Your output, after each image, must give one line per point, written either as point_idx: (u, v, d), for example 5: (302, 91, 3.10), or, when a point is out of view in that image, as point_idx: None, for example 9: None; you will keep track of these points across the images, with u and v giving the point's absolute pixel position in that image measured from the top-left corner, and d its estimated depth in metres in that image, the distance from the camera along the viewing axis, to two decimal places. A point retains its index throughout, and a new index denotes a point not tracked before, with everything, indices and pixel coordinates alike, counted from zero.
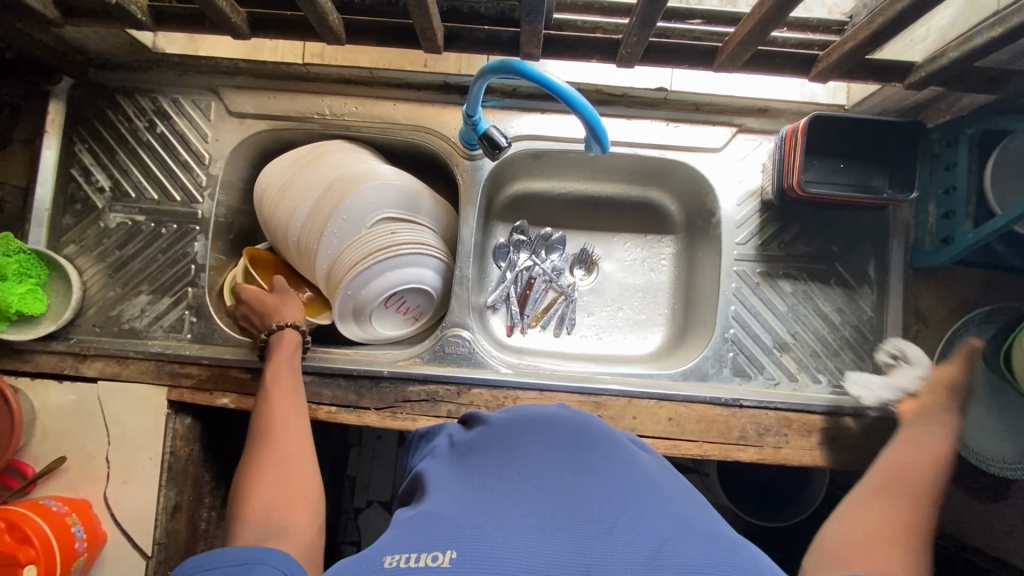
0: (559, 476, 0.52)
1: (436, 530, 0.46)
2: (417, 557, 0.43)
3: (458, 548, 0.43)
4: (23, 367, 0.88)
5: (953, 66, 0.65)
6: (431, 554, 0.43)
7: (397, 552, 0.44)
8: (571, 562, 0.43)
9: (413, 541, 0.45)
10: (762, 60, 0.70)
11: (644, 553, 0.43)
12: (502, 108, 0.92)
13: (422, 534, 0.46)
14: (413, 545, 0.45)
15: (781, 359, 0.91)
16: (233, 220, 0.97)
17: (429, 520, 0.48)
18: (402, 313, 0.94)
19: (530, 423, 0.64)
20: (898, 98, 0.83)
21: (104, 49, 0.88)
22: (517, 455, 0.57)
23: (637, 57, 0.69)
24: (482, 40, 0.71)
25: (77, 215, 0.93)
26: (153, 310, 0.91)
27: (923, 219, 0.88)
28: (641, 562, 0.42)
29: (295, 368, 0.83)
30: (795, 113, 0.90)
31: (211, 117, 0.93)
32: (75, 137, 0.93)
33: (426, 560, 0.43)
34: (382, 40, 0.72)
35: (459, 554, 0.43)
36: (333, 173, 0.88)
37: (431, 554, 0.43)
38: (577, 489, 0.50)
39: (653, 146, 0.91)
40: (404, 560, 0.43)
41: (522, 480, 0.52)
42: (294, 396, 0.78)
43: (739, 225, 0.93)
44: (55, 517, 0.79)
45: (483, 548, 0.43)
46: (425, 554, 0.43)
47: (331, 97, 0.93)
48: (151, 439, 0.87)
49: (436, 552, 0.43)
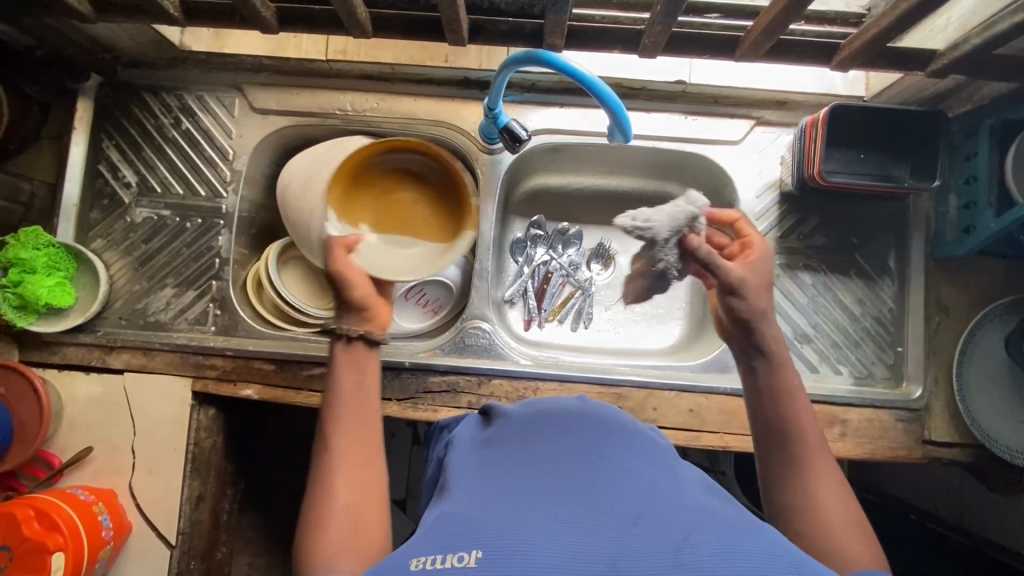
0: (583, 471, 0.52)
1: (461, 530, 0.46)
2: (443, 558, 0.43)
3: (483, 548, 0.43)
4: (50, 359, 0.90)
5: (975, 53, 0.66)
6: (457, 554, 0.43)
7: (424, 554, 0.44)
8: (597, 556, 0.42)
9: (438, 542, 0.45)
10: (782, 51, 0.70)
11: (671, 544, 0.42)
12: (521, 103, 0.93)
13: (446, 535, 0.46)
14: (438, 546, 0.45)
15: (802, 350, 0.91)
16: (255, 215, 0.98)
17: (454, 520, 0.48)
18: (422, 304, 0.98)
19: (552, 420, 0.64)
20: (917, 88, 0.84)
21: (132, 47, 0.90)
22: (540, 450, 0.57)
23: (660, 47, 0.70)
24: (505, 33, 0.72)
25: (104, 210, 0.94)
26: (178, 303, 0.93)
27: (943, 210, 0.88)
28: (669, 553, 0.41)
29: (366, 380, 0.66)
30: (813, 105, 0.91)
31: (235, 114, 0.95)
32: (102, 134, 0.95)
33: (452, 560, 0.43)
34: (407, 33, 0.73)
35: (485, 553, 0.43)
36: (354, 168, 0.89)
37: (456, 554, 0.43)
38: (600, 483, 0.50)
39: (672, 139, 0.91)
40: (430, 561, 0.43)
41: (546, 476, 0.52)
42: (366, 412, 0.63)
43: (757, 217, 0.93)
44: (83, 505, 0.80)
45: (508, 546, 0.43)
46: (450, 555, 0.44)
47: (352, 92, 0.94)
48: (176, 430, 0.88)
49: (461, 553, 0.43)
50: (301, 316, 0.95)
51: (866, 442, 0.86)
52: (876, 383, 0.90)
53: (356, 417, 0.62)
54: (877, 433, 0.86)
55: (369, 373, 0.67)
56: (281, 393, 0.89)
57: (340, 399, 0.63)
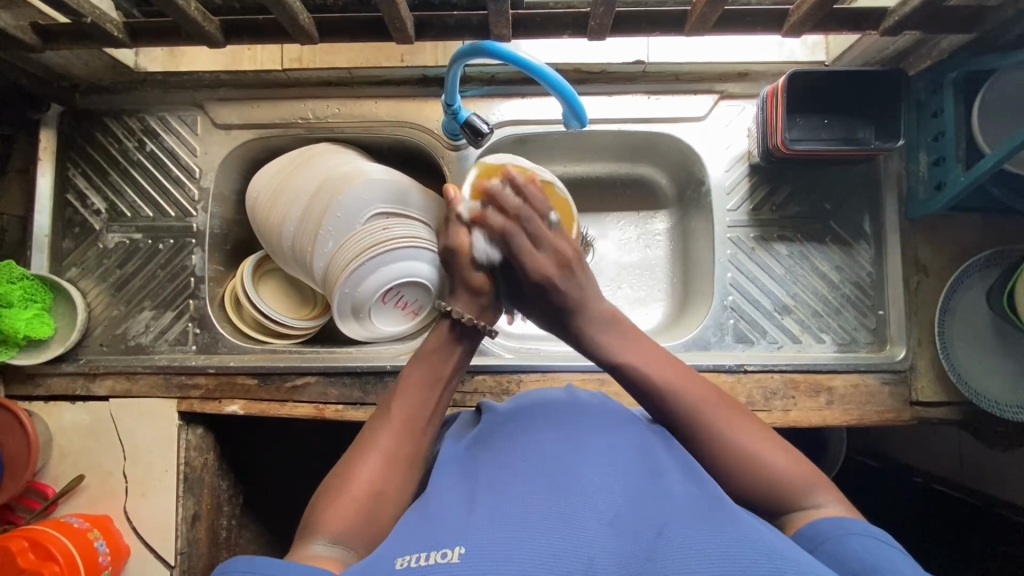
0: (567, 465, 0.50)
1: (445, 531, 0.44)
2: (426, 555, 0.41)
3: (465, 544, 0.41)
4: (36, 391, 0.90)
5: (924, 7, 0.66)
6: (440, 551, 0.41)
7: (408, 553, 0.42)
8: (575, 556, 0.40)
9: (422, 541, 0.43)
10: (731, 20, 0.70)
11: (648, 540, 0.41)
12: (482, 96, 0.92)
13: (431, 535, 0.44)
14: (422, 544, 0.43)
15: (782, 322, 0.90)
16: (228, 232, 0.98)
17: (435, 521, 0.46)
18: (401, 308, 0.93)
19: (532, 416, 0.62)
20: (877, 48, 0.83)
21: (89, 72, 0.90)
22: (518, 445, 0.56)
23: (607, 28, 0.69)
24: (452, 27, 0.72)
25: (75, 238, 0.95)
26: (157, 325, 0.93)
27: (914, 168, 0.86)
28: (644, 547, 0.41)
29: (439, 373, 0.64)
30: (774, 74, 0.90)
31: (199, 131, 0.94)
32: (68, 163, 0.95)
33: (436, 557, 0.41)
34: (355, 35, 0.73)
35: (467, 550, 0.41)
36: (319, 176, 0.88)
37: (439, 551, 0.41)
38: (582, 477, 0.49)
39: (637, 120, 0.91)
40: (414, 559, 0.41)
41: (527, 471, 0.50)
42: (428, 407, 0.62)
43: (729, 191, 0.92)
44: (77, 533, 0.81)
45: (493, 544, 0.41)
46: (434, 551, 0.41)
47: (312, 100, 0.94)
48: (165, 451, 0.88)
49: (444, 549, 0.41)
50: (281, 329, 0.94)
51: (854, 408, 0.85)
52: (860, 348, 0.89)
53: (414, 407, 0.61)
54: (864, 398, 0.86)
55: (446, 366, 0.65)
56: (266, 406, 0.89)
57: (409, 383, 0.63)
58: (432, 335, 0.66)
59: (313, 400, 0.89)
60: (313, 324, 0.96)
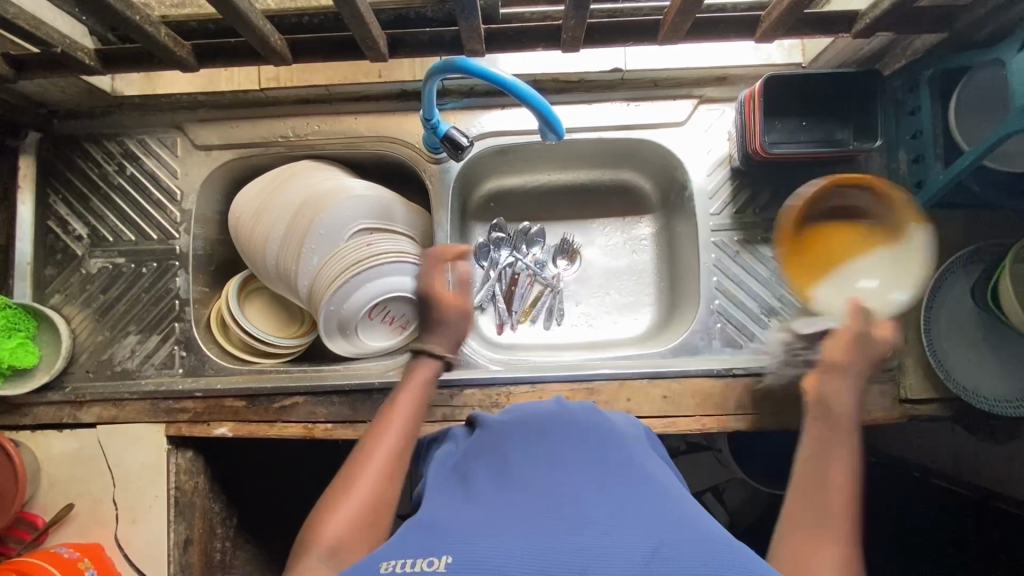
0: (558, 476, 0.50)
1: (433, 539, 0.44)
2: (413, 562, 0.41)
3: (453, 552, 0.41)
4: (23, 421, 0.90)
5: (896, 9, 0.66)
6: (427, 559, 0.41)
7: (395, 558, 0.42)
8: (565, 561, 0.40)
9: (412, 548, 0.43)
10: (704, 28, 0.71)
11: (642, 551, 0.40)
12: (462, 109, 0.92)
13: (420, 543, 0.44)
14: (410, 551, 0.43)
15: (770, 324, 0.90)
16: (212, 252, 0.98)
17: (423, 530, 0.46)
18: (388, 323, 0.93)
19: (521, 428, 0.61)
20: (852, 49, 0.84)
21: (66, 98, 0.89)
22: (509, 459, 0.55)
23: (580, 40, 0.69)
24: (426, 43, 0.72)
25: (58, 265, 0.94)
26: (143, 349, 0.93)
27: (894, 166, 0.87)
28: (639, 555, 0.40)
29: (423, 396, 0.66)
30: (752, 77, 0.90)
31: (178, 153, 0.94)
32: (49, 190, 0.94)
33: (422, 565, 0.41)
34: (329, 55, 0.73)
35: (455, 559, 0.41)
36: (302, 194, 0.88)
37: (426, 559, 0.41)
38: (574, 486, 0.48)
39: (618, 127, 0.91)
40: (400, 564, 0.41)
41: (517, 484, 0.50)
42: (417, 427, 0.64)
43: (711, 195, 0.92)
44: (67, 563, 0.80)
45: (480, 551, 0.41)
46: (421, 559, 0.41)
47: (293, 119, 0.94)
48: (155, 477, 0.88)
49: (431, 557, 0.41)
50: (267, 348, 0.94)
51: None
52: None
53: (406, 428, 0.62)
54: None
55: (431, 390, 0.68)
56: (255, 427, 0.88)
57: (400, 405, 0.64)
58: (411, 362, 0.69)
59: (301, 420, 0.88)
60: (300, 342, 0.96)
